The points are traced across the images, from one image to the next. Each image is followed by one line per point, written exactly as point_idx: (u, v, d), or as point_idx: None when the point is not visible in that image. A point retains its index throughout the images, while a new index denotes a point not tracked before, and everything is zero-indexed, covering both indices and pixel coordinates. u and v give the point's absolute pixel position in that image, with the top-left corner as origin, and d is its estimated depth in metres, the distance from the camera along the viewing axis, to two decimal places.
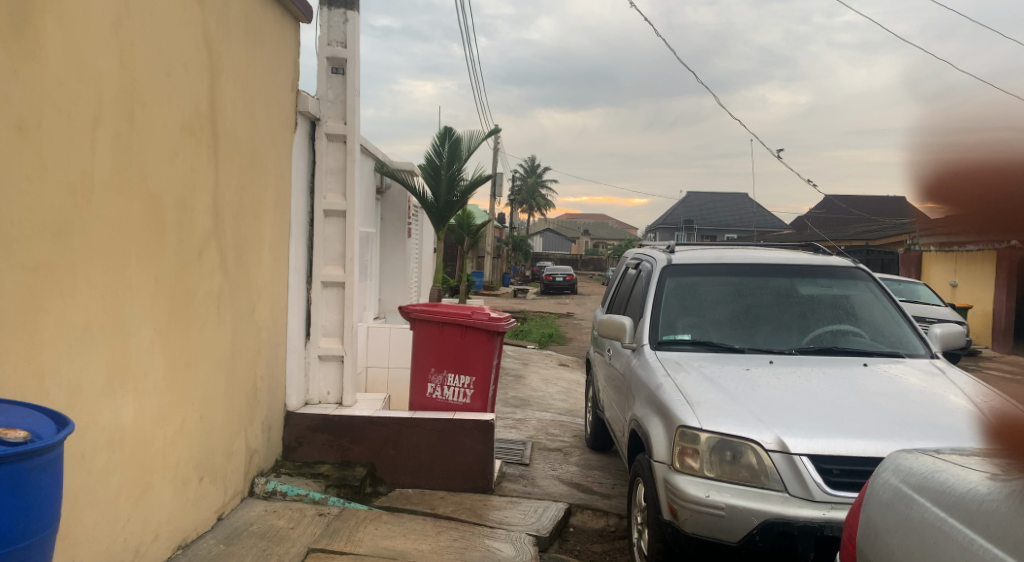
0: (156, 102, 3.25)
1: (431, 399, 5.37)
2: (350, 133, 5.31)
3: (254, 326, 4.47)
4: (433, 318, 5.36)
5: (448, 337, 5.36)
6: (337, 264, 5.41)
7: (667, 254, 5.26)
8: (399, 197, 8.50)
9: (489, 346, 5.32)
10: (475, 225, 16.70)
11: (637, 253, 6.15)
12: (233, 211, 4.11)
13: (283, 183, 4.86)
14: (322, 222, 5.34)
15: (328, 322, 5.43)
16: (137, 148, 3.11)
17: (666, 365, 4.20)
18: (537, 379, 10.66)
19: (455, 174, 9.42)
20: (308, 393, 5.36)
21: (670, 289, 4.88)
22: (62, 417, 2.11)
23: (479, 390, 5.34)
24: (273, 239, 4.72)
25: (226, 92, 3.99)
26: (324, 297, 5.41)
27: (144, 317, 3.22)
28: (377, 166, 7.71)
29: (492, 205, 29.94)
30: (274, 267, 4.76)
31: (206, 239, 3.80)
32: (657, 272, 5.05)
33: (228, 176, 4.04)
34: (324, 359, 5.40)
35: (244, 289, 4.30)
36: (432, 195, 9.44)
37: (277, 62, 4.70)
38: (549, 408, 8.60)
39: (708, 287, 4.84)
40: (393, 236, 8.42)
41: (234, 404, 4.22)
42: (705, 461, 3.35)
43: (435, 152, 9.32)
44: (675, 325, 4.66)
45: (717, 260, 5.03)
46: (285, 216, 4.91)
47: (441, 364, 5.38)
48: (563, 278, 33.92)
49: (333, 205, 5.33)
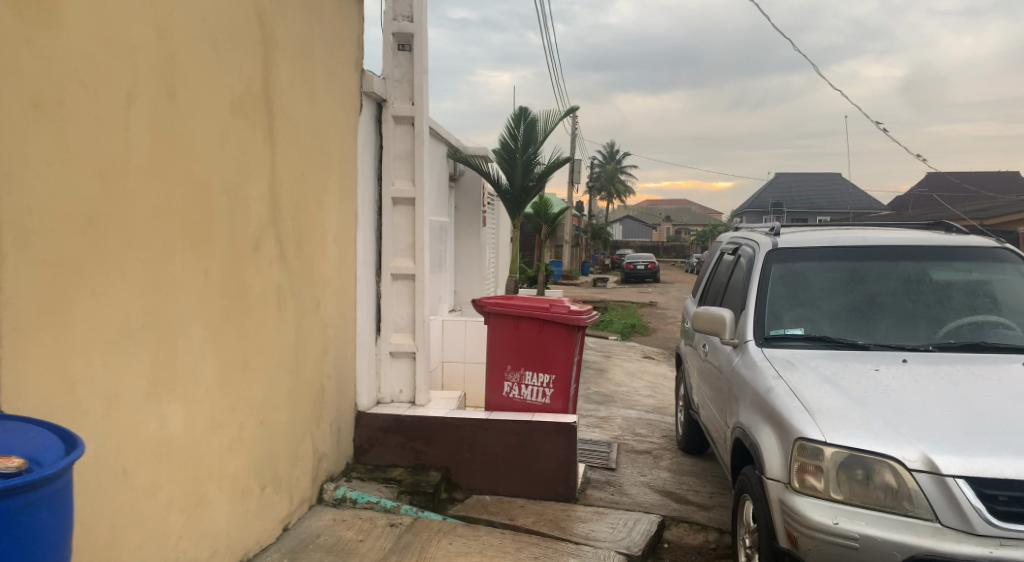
0: (199, 80, 2.96)
1: (508, 399, 5.00)
2: (418, 115, 4.96)
3: (319, 322, 4.18)
4: (509, 311, 4.98)
5: (525, 332, 4.96)
6: (407, 255, 5.09)
7: (771, 237, 4.68)
8: (474, 184, 8.16)
9: (570, 340, 4.88)
10: (553, 213, 16.26)
11: (736, 237, 5.57)
12: (292, 200, 3.81)
13: (349, 169, 4.56)
14: (391, 210, 5.03)
15: (399, 316, 5.12)
16: (179, 129, 2.83)
17: (776, 366, 3.66)
18: (622, 374, 10.13)
19: (532, 157, 9.00)
20: (380, 391, 5.07)
21: (776, 277, 4.32)
22: (72, 436, 1.81)
23: (559, 389, 4.91)
24: (339, 229, 4.42)
25: (283, 70, 3.69)
26: (394, 290, 5.10)
27: (193, 315, 2.96)
28: (450, 151, 7.38)
29: (570, 193, 29.39)
30: (341, 260, 4.46)
31: (262, 229, 3.51)
32: (760, 258, 4.49)
33: (287, 161, 3.75)
34: (396, 356, 5.10)
35: (307, 282, 4.00)
36: (507, 181, 9.02)
37: (339, 37, 4.39)
38: (636, 405, 8.08)
39: (821, 274, 4.25)
40: (467, 225, 8.08)
41: (299, 406, 3.95)
42: (831, 480, 2.82)
43: (510, 135, 8.93)
44: (784, 318, 4.10)
45: (830, 243, 4.42)
46: (351, 204, 4.61)
47: (518, 361, 4.99)
48: (645, 266, 33.05)
49: (401, 192, 5.00)
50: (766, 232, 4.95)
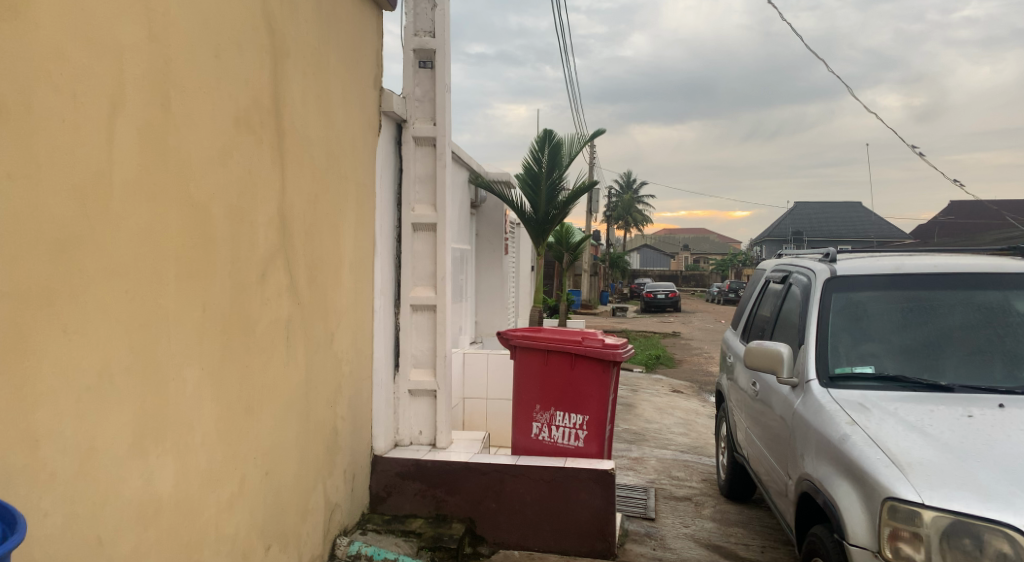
0: (200, 89, 2.62)
1: (538, 442, 4.59)
2: (441, 136, 4.63)
3: (333, 359, 3.81)
4: (538, 346, 4.58)
5: (556, 369, 4.55)
6: (427, 285, 4.74)
7: (828, 264, 4.26)
8: (496, 210, 7.82)
9: (605, 378, 4.47)
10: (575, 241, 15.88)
11: (784, 265, 5.15)
12: (305, 226, 3.46)
13: (367, 192, 4.22)
14: (411, 237, 4.68)
15: (419, 351, 4.74)
16: (175, 143, 2.49)
17: (849, 411, 3.24)
18: (651, 409, 9.68)
19: (556, 183, 8.65)
20: (398, 433, 4.68)
21: (837, 309, 3.89)
22: (12, 514, 1.44)
23: (594, 431, 4.49)
24: (355, 258, 4.07)
25: (296, 82, 3.35)
26: (414, 322, 4.73)
27: (189, 355, 2.58)
28: (472, 177, 7.06)
29: (589, 222, 29.04)
30: (357, 290, 4.10)
31: (271, 256, 3.15)
32: (817, 288, 4.07)
33: (300, 183, 3.40)
34: (415, 394, 4.73)
35: (320, 314, 3.64)
36: (530, 207, 8.67)
37: (357, 51, 4.06)
38: (668, 445, 7.62)
39: (889, 304, 3.82)
40: (489, 253, 7.73)
41: (309, 453, 3.55)
42: (932, 551, 2.38)
43: (534, 159, 8.59)
44: (851, 355, 3.67)
45: (896, 271, 3.99)
46: (369, 230, 4.26)
47: (548, 401, 4.58)
48: (666, 296, 32.56)
49: (422, 218, 4.66)
50: (821, 259, 4.53)
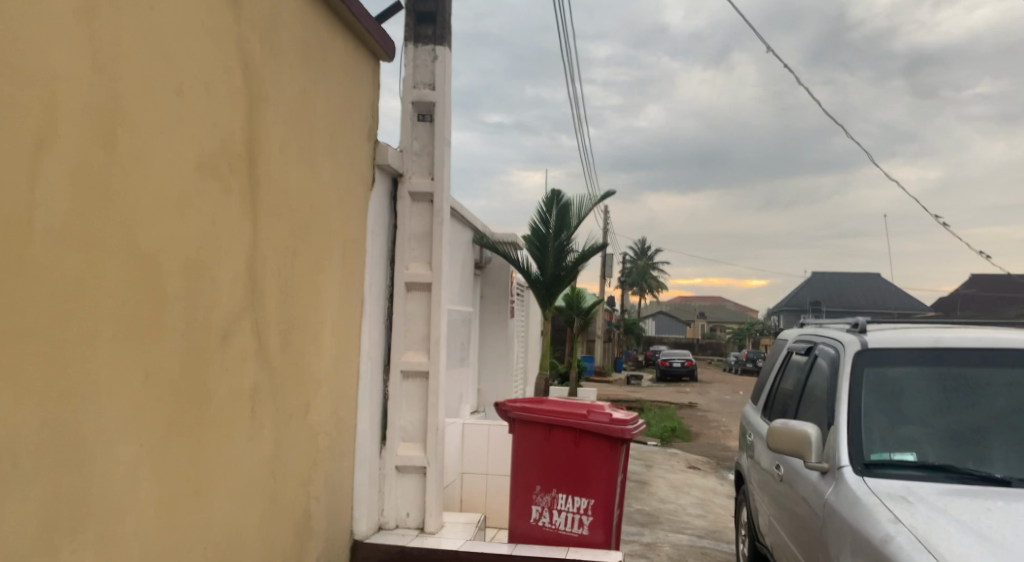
0: (155, 128, 2.33)
1: (537, 528, 4.16)
2: (439, 191, 4.37)
3: (308, 431, 3.43)
4: (539, 419, 4.17)
5: (558, 446, 4.13)
6: (420, 350, 4.39)
7: (859, 335, 3.86)
8: (501, 272, 7.50)
9: (612, 457, 4.04)
10: (586, 307, 15.51)
11: (809, 335, 4.75)
12: (279, 284, 3.14)
13: (356, 249, 3.92)
14: (403, 298, 4.36)
15: (409, 422, 4.35)
16: (120, 187, 2.19)
17: (891, 504, 2.79)
18: (665, 487, 9.13)
19: (564, 244, 8.34)
20: (383, 514, 4.26)
21: (870, 385, 3.48)
22: None
23: (599, 517, 4.04)
24: (338, 320, 3.74)
25: (276, 127, 3.09)
26: (405, 391, 4.36)
27: (125, 431, 2.22)
28: (475, 237, 6.78)
29: (603, 288, 28.73)
30: (339, 354, 3.75)
31: (236, 316, 2.81)
32: (847, 360, 3.66)
33: (275, 236, 3.09)
34: (402, 470, 4.32)
35: (294, 381, 3.28)
36: (538, 269, 8.37)
37: (349, 100, 3.82)
38: (683, 528, 7.09)
39: (930, 382, 3.41)
40: (493, 317, 7.38)
41: (275, 540, 3.15)
42: None
43: (541, 219, 8.31)
44: (888, 439, 3.25)
45: (936, 343, 3.58)
46: (356, 290, 3.95)
47: (549, 481, 4.14)
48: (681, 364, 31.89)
49: (416, 277, 4.35)
50: (849, 329, 4.14)
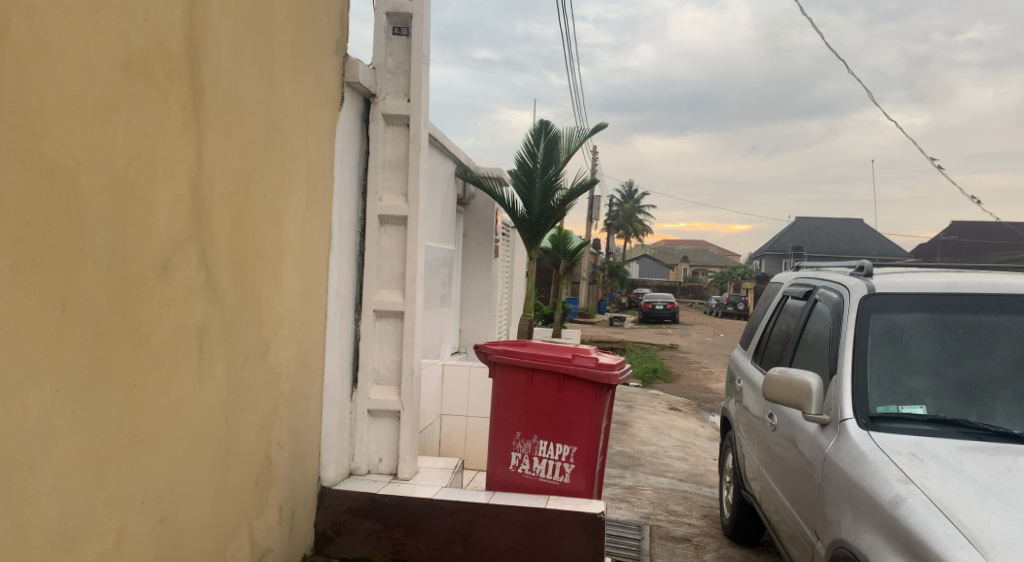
0: (61, 15, 1.95)
1: (517, 476, 3.94)
2: (415, 114, 3.99)
3: (267, 373, 3.14)
4: (520, 363, 3.92)
5: (541, 391, 3.88)
6: (395, 288, 4.08)
7: (864, 279, 3.60)
8: (485, 208, 7.15)
9: (596, 403, 3.80)
10: (573, 247, 15.17)
11: (808, 278, 4.49)
12: (231, 209, 2.79)
13: (322, 177, 3.58)
14: (376, 231, 4.03)
15: (382, 364, 4.07)
16: (16, 85, 1.82)
17: (900, 462, 2.57)
18: (647, 429, 9.02)
19: (552, 180, 7.99)
20: (354, 459, 4.02)
21: (877, 333, 3.24)
22: None
23: (582, 465, 3.82)
24: (301, 253, 3.41)
25: (224, 29, 2.69)
26: (377, 331, 4.07)
27: (33, 374, 1.91)
28: (458, 170, 6.40)
29: (589, 228, 28.42)
30: (303, 290, 3.44)
31: (178, 244, 2.48)
32: (852, 306, 3.41)
33: (225, 155, 2.72)
34: (375, 415, 4.06)
35: (249, 319, 2.97)
36: (523, 206, 8.02)
37: (314, 6, 3.40)
38: (665, 472, 6.96)
39: (942, 330, 3.17)
40: (477, 256, 7.06)
41: (230, 490, 2.89)
42: None
43: (527, 152, 7.92)
44: (895, 391, 3.02)
45: (948, 289, 3.33)
46: (323, 222, 3.61)
47: (530, 427, 3.90)
48: (664, 307, 31.90)
49: (390, 209, 4.01)
50: (853, 272, 3.88)
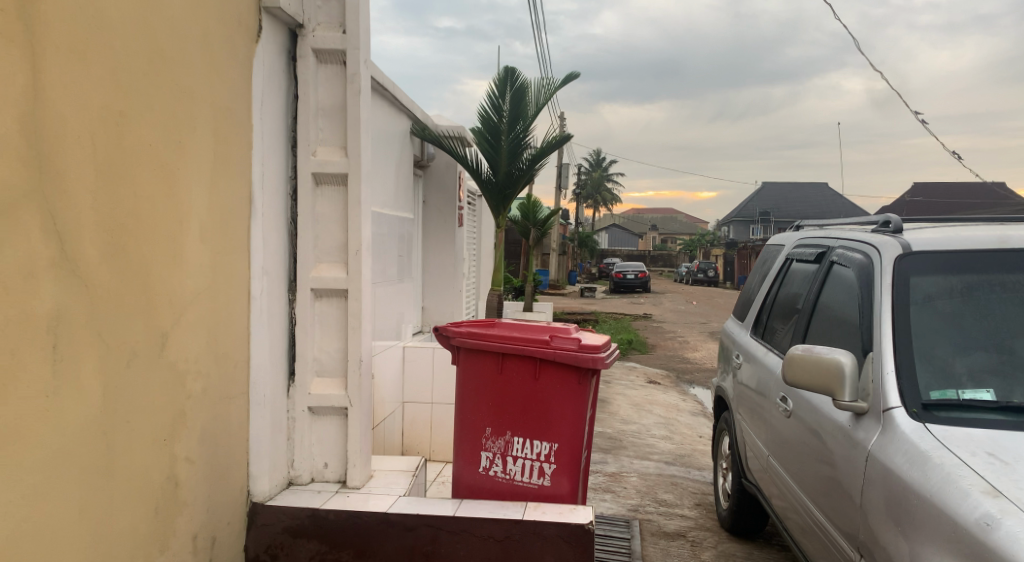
0: None
1: (488, 480, 3.32)
2: (352, 49, 3.29)
3: (165, 373, 2.47)
4: (488, 346, 3.29)
5: (514, 380, 3.27)
6: (336, 262, 3.40)
7: (896, 235, 3.02)
8: (446, 170, 6.45)
9: (579, 392, 3.20)
10: (543, 216, 14.52)
11: (819, 238, 3.90)
12: (98, 161, 2.10)
13: (236, 126, 2.89)
14: (311, 193, 3.34)
15: (324, 353, 3.41)
16: None
17: (977, 468, 2.02)
18: (627, 406, 8.48)
19: (520, 138, 7.31)
20: (293, 467, 3.38)
21: (921, 300, 2.67)
22: None
23: (564, 466, 3.22)
24: (210, 220, 2.73)
25: None
26: (316, 313, 3.41)
27: None
28: (415, 128, 5.71)
29: (558, 197, 27.84)
30: (212, 267, 2.75)
31: (6, 203, 1.81)
32: (884, 268, 2.83)
33: (83, 86, 2.03)
34: (317, 414, 3.41)
35: (136, 305, 2.30)
36: (489, 168, 7.34)
37: None
38: (651, 454, 6.43)
39: (1000, 296, 2.62)
40: (439, 225, 6.37)
41: (117, 526, 2.23)
42: None
43: (493, 107, 7.23)
44: (953, 372, 2.47)
45: (1001, 244, 2.76)
46: (239, 182, 2.93)
47: (502, 422, 3.28)
48: (636, 276, 31.50)
49: (326, 165, 3.32)
50: (877, 229, 3.30)
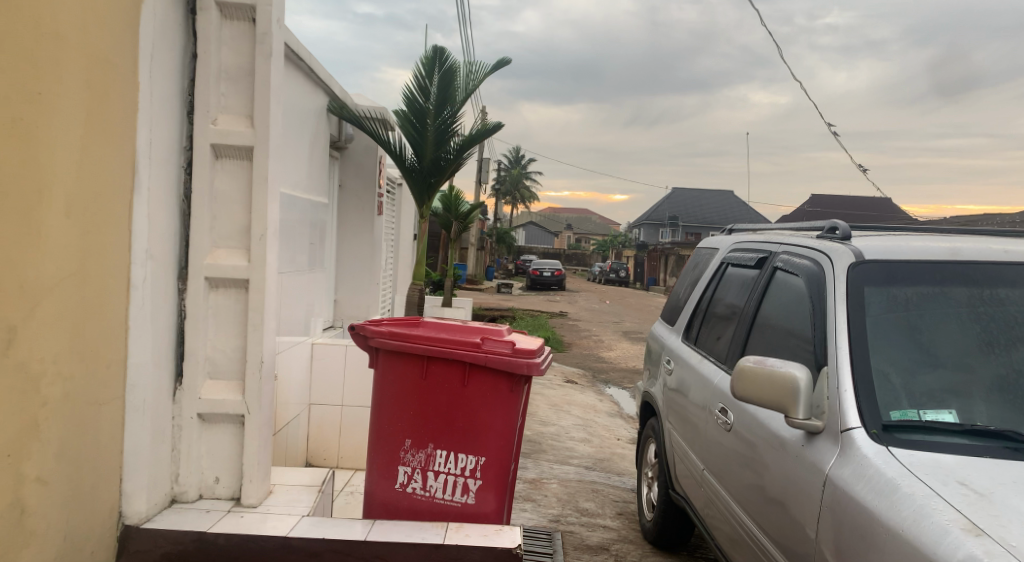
0: None
1: (404, 497, 2.98)
2: (263, 5, 2.88)
3: (10, 375, 2.05)
4: (410, 347, 2.95)
5: (439, 386, 2.94)
6: (236, 248, 2.97)
7: (846, 242, 2.86)
8: (365, 155, 6.02)
9: (509, 401, 2.90)
10: (463, 209, 14.17)
11: (759, 242, 3.74)
12: None
13: (118, 82, 2.44)
14: (209, 168, 2.90)
15: (219, 352, 2.98)
16: None
17: (948, 499, 1.85)
18: (545, 407, 8.27)
19: (445, 123, 6.96)
20: (177, 483, 2.94)
21: (877, 312, 2.51)
22: None
23: (490, 482, 2.92)
24: (81, 190, 2.29)
25: None
26: (211, 306, 2.97)
27: None
28: (333, 106, 5.26)
29: (476, 191, 27.54)
30: (86, 252, 2.33)
31: None
32: (838, 277, 2.65)
33: None
34: (208, 421, 2.98)
35: None
36: (412, 154, 6.95)
37: None
38: (571, 458, 6.22)
39: (955, 311, 2.49)
40: (356, 212, 5.93)
41: None
42: None
43: (418, 89, 6.85)
44: (914, 390, 2.32)
45: (953, 256, 2.64)
46: (122, 148, 2.48)
47: (423, 433, 2.95)
48: (552, 273, 31.56)
49: (228, 137, 2.90)
50: (822, 234, 3.15)
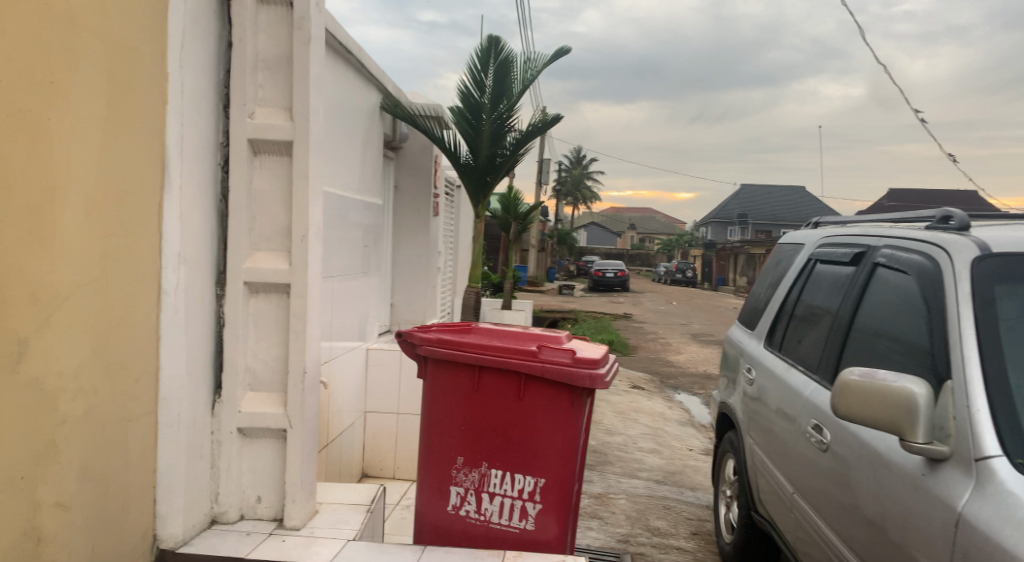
0: None
1: (456, 521, 2.70)
2: None
3: (23, 390, 1.88)
4: (461, 356, 2.68)
5: (493, 399, 2.66)
6: (277, 251, 2.77)
7: (964, 233, 2.44)
8: (421, 153, 5.82)
9: (570, 415, 2.60)
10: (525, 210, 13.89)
11: (852, 235, 3.34)
12: None
13: (146, 72, 2.26)
14: (247, 165, 2.70)
15: (259, 363, 2.78)
16: None
17: None
18: (611, 414, 7.90)
19: (502, 117, 6.70)
20: (216, 502, 2.74)
21: (1011, 318, 2.11)
22: None
23: (551, 505, 2.61)
24: (99, 188, 2.10)
25: None
26: (250, 313, 2.77)
27: None
28: (386, 103, 5.07)
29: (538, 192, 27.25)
30: (109, 255, 2.15)
31: None
32: (958, 273, 2.25)
33: None
34: (249, 436, 2.78)
35: None
36: (469, 151, 6.72)
37: None
38: (639, 471, 5.85)
39: None
40: (412, 212, 5.72)
41: None
42: None
43: (473, 83, 6.61)
44: None
45: None
46: (151, 144, 2.30)
47: (476, 451, 2.67)
48: (616, 274, 30.99)
49: (266, 131, 2.69)
50: (932, 225, 2.73)
